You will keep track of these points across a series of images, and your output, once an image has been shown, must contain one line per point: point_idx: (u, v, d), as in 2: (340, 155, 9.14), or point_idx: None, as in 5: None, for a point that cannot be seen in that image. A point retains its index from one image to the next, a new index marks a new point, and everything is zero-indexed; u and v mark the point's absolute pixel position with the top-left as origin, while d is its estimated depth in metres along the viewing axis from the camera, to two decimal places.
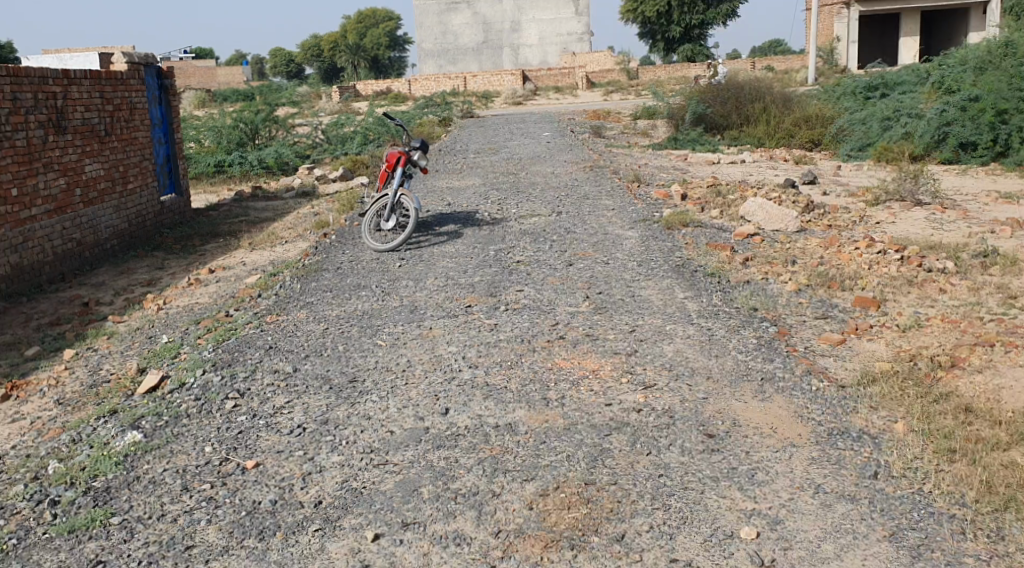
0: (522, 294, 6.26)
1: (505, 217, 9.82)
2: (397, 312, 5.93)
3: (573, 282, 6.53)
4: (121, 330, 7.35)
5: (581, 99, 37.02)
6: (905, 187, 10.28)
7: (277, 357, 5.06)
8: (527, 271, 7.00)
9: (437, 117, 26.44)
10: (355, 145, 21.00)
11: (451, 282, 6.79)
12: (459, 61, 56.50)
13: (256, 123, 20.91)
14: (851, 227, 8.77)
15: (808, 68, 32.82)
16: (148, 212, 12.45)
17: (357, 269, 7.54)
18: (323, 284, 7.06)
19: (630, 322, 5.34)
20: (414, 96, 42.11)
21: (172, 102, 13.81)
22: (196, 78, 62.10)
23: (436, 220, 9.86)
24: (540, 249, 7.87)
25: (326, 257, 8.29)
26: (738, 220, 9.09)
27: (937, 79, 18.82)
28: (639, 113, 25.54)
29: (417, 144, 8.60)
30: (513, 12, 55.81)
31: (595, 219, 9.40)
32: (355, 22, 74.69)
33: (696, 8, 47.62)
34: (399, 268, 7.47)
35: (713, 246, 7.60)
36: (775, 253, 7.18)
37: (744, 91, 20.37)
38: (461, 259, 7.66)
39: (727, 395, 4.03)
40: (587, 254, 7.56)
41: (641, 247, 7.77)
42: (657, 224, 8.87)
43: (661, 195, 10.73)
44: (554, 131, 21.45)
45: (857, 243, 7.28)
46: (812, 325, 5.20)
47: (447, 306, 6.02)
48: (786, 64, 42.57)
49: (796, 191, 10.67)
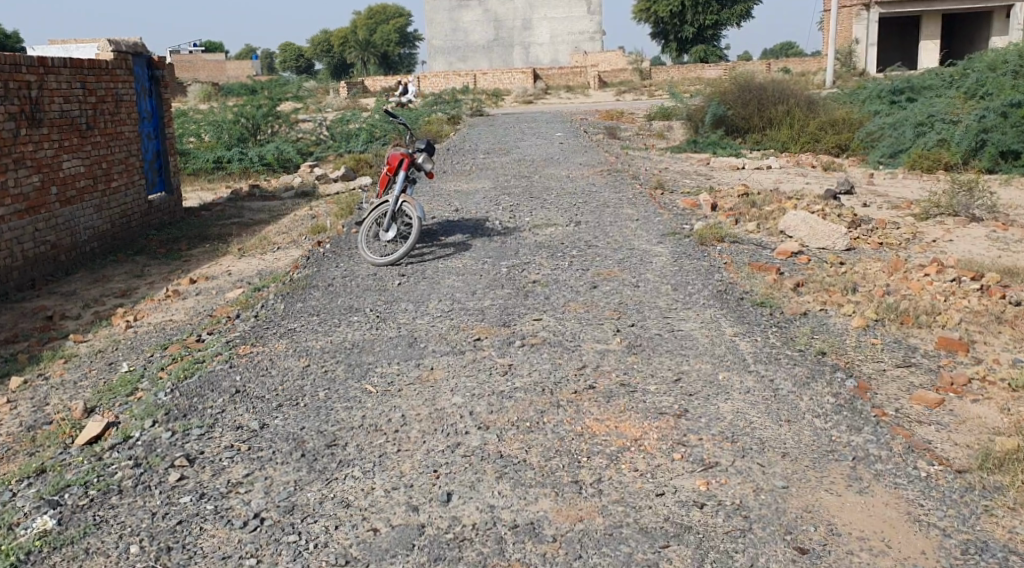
0: (539, 325, 5.34)
1: (518, 226, 8.93)
2: (393, 346, 5.01)
3: (599, 310, 5.62)
4: (82, 352, 6.46)
5: (592, 99, 36.13)
6: (959, 200, 9.31)
7: (245, 407, 4.17)
8: (545, 293, 6.11)
9: (446, 115, 25.61)
10: (359, 142, 20.13)
11: (456, 307, 5.86)
12: (469, 59, 55.67)
13: (257, 118, 20.03)
14: (905, 247, 7.86)
15: (827, 70, 31.82)
16: (134, 212, 11.59)
17: (350, 286, 6.65)
18: (311, 304, 6.17)
19: (672, 367, 4.44)
20: (423, 93, 41.32)
21: (164, 94, 12.92)
22: (203, 72, 62.07)
23: (442, 228, 8.95)
24: (558, 267, 6.96)
25: (318, 270, 7.40)
26: (777, 236, 8.19)
27: (974, 82, 17.79)
28: (654, 114, 24.62)
29: (422, 145, 7.70)
30: (524, 9, 54.93)
31: (617, 231, 8.50)
32: (365, 18, 73.93)
33: (710, 7, 46.57)
34: (398, 287, 6.58)
35: (756, 268, 6.70)
36: (830, 278, 6.26)
37: (767, 92, 19.39)
38: (468, 277, 6.74)
39: (813, 485, 3.11)
40: (614, 274, 6.65)
41: (673, 266, 6.86)
42: (688, 238, 7.96)
43: (688, 204, 9.83)
44: (567, 131, 20.53)
45: (923, 267, 6.33)
46: (894, 376, 4.28)
47: (452, 340, 5.09)
48: (803, 66, 41.49)
49: (836, 202, 9.75)
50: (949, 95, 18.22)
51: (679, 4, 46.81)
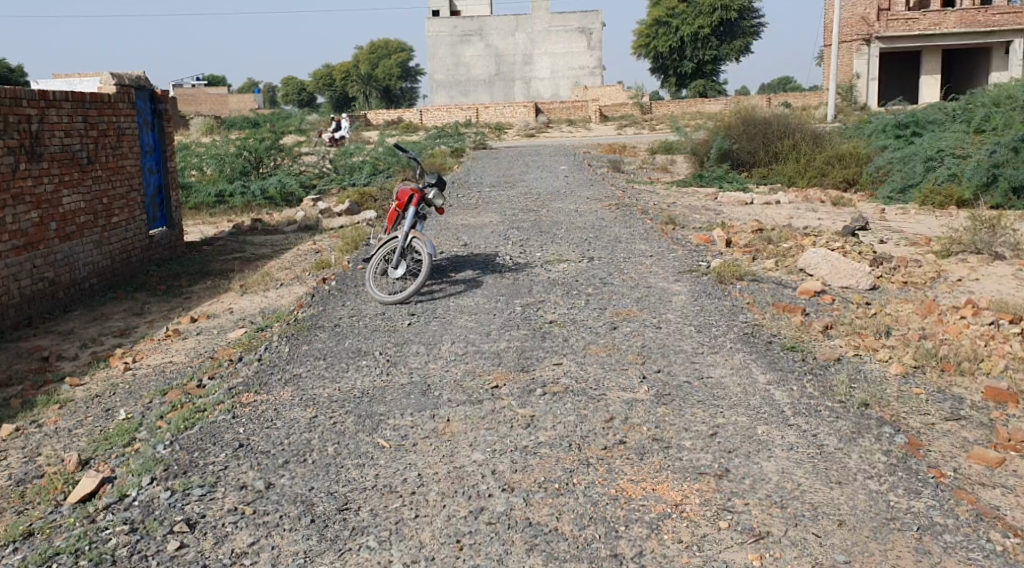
0: (560, 370, 5.06)
1: (530, 263, 8.69)
2: (405, 395, 4.72)
3: (622, 355, 5.34)
4: (78, 396, 6.17)
5: (593, 133, 36.16)
6: (981, 237, 9.07)
7: (249, 464, 3.89)
8: (563, 335, 5.84)
9: (450, 148, 25.54)
10: (363, 176, 19.97)
11: (471, 350, 5.58)
12: (471, 92, 55.92)
13: (260, 151, 19.89)
14: (930, 285, 7.61)
15: (829, 105, 31.85)
16: (134, 248, 11.35)
17: (358, 327, 6.38)
18: (317, 347, 5.90)
19: (705, 420, 4.16)
20: (425, 126, 41.38)
21: (166, 127, 12.75)
22: (206, 106, 62.56)
23: (451, 264, 8.70)
24: (574, 306, 6.70)
25: (324, 309, 7.13)
26: (797, 273, 7.95)
27: (982, 117, 17.67)
28: (657, 148, 24.52)
29: (432, 180, 7.48)
30: (525, 44, 55.34)
31: (632, 268, 8.25)
32: (367, 52, 74.48)
33: (710, 43, 46.87)
34: (408, 328, 6.31)
35: (781, 308, 6.44)
36: (861, 319, 5.99)
37: (773, 126, 19.28)
38: (481, 317, 6.47)
39: (877, 560, 2.83)
40: (633, 314, 6.38)
41: (694, 306, 6.60)
42: (706, 276, 7.70)
43: (702, 239, 9.60)
44: (572, 164, 20.39)
45: (957, 309, 6.07)
46: (945, 431, 4.00)
47: (468, 387, 4.80)
48: (804, 100, 41.59)
49: (854, 238, 9.52)
50: (956, 130, 18.09)
51: (679, 40, 47.18)
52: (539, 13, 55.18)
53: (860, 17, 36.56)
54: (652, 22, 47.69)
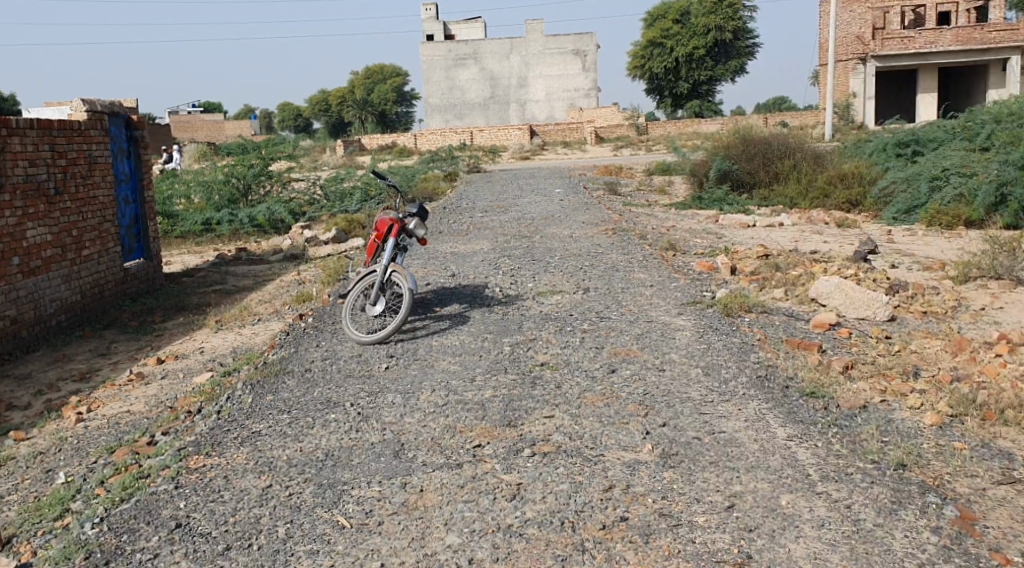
0: (551, 425, 4.49)
1: (521, 294, 8.14)
2: (375, 459, 4.16)
3: (621, 404, 4.77)
4: (20, 453, 5.57)
5: (589, 154, 35.72)
6: (1000, 261, 8.54)
7: (184, 550, 3.33)
8: (555, 380, 5.28)
9: (443, 172, 25.08)
10: (353, 201, 19.46)
11: (454, 400, 5.02)
12: (466, 116, 55.65)
13: (249, 178, 19.39)
14: (951, 315, 7.07)
15: (826, 124, 31.45)
16: (107, 281, 10.78)
17: (331, 372, 5.82)
18: (285, 398, 5.34)
19: (719, 488, 3.60)
20: (419, 150, 40.99)
21: (143, 155, 12.23)
22: (202, 132, 62.71)
23: (437, 297, 8.14)
24: (568, 345, 6.14)
25: (297, 351, 6.56)
26: (807, 304, 7.41)
27: (987, 134, 17.23)
28: (653, 169, 24.07)
29: (414, 209, 6.95)
30: (520, 67, 55.17)
31: (630, 300, 7.70)
32: (362, 77, 74.42)
33: (704, 64, 46.67)
34: (386, 372, 5.74)
35: (794, 345, 5.90)
36: (886, 359, 5.44)
37: (772, 146, 18.81)
38: (466, 359, 5.90)
39: None
40: (634, 353, 5.83)
41: (699, 343, 6.04)
42: (710, 309, 7.16)
43: (704, 267, 9.07)
44: (567, 187, 19.89)
45: (990, 344, 5.50)
46: (1000, 498, 3.44)
47: (447, 447, 4.24)
48: (800, 119, 41.25)
49: (864, 264, 9.00)
50: (960, 147, 17.63)
51: (674, 61, 47.02)
52: (533, 36, 55.05)
53: (856, 36, 36.28)
54: (645, 44, 47.55)
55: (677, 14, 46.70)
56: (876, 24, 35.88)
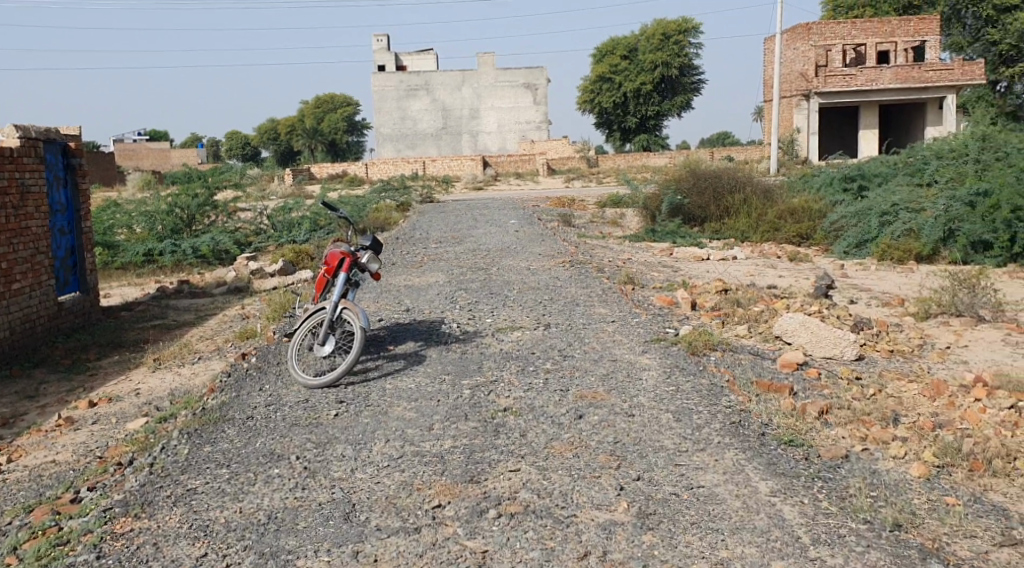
0: (517, 480, 4.14)
1: (479, 331, 7.79)
2: (323, 523, 3.77)
3: (590, 455, 4.44)
4: None
5: (541, 186, 35.73)
6: (961, 298, 8.51)
7: None
8: (519, 428, 4.93)
9: (394, 203, 24.71)
10: (302, 232, 18.96)
11: (411, 451, 4.64)
12: (418, 146, 55.41)
13: (194, 208, 18.76)
14: (918, 354, 6.95)
15: (772, 159, 31.96)
16: (39, 316, 10.13)
17: (277, 419, 5.39)
18: (225, 450, 4.90)
19: (705, 556, 3.30)
20: (370, 180, 40.60)
21: (80, 183, 11.62)
22: (148, 160, 61.43)
23: (391, 335, 7.74)
24: (531, 387, 5.79)
25: (239, 394, 6.10)
26: (773, 341, 7.21)
27: (934, 169, 17.57)
28: (605, 201, 24.06)
29: (366, 242, 6.58)
30: (472, 99, 55.27)
31: (593, 337, 7.43)
32: (313, 107, 73.82)
33: (652, 99, 47.31)
34: (335, 419, 5.34)
35: (766, 387, 5.66)
36: (862, 403, 5.23)
37: (724, 179, 18.88)
38: (423, 404, 5.52)
39: None
40: (601, 396, 5.51)
41: (669, 385, 5.76)
42: (675, 346, 6.90)
43: (665, 302, 8.84)
44: (521, 218, 19.68)
45: (967, 388, 5.33)
46: (1004, 563, 3.21)
47: (404, 509, 3.87)
48: (746, 153, 41.99)
49: (825, 299, 8.90)
50: (907, 182, 17.94)
51: (623, 95, 47.58)
52: (484, 69, 55.29)
53: (800, 73, 37.10)
54: (595, 78, 48.05)
55: (626, 49, 47.35)
56: (819, 62, 36.74)
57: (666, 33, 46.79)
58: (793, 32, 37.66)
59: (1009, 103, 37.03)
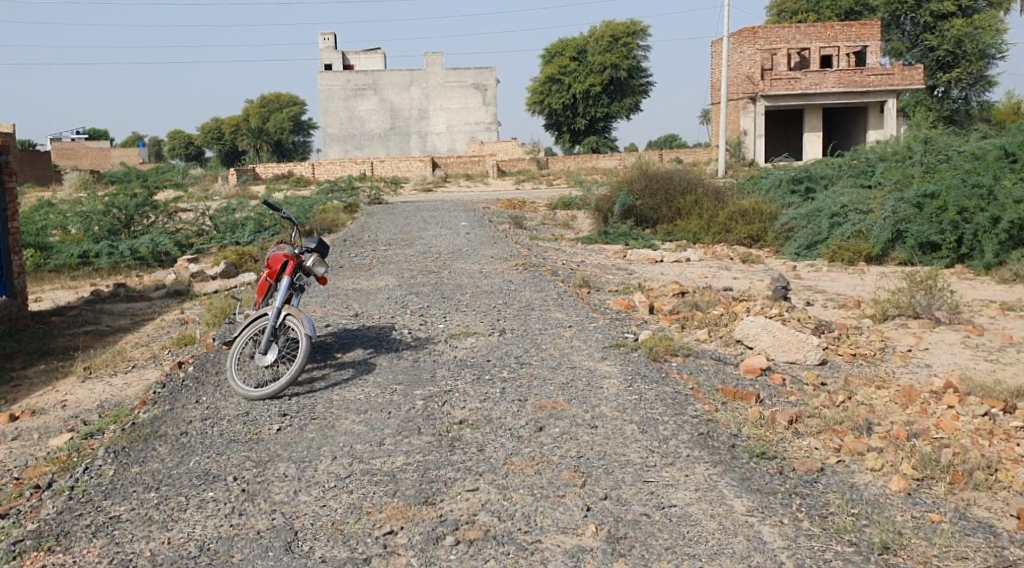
0: (475, 501, 3.84)
1: (431, 337, 7.46)
2: (262, 554, 3.42)
3: (553, 471, 4.15)
4: None
5: (492, 187, 35.45)
6: (917, 300, 8.49)
7: None
8: (476, 442, 4.61)
9: (342, 203, 24.18)
10: (246, 233, 18.35)
11: (359, 470, 4.29)
12: (366, 147, 54.63)
13: (132, 208, 18.00)
14: (881, 358, 6.85)
15: (720, 161, 32.18)
16: None
17: (214, 435, 4.99)
18: (154, 470, 4.47)
19: None
20: (317, 180, 39.83)
21: (5, 181, 10.94)
22: (86, 160, 59.48)
23: (338, 341, 7.35)
24: (488, 398, 5.47)
25: (173, 408, 5.66)
26: (734, 346, 7.02)
27: (881, 171, 17.78)
28: (556, 203, 23.87)
29: (312, 244, 6.19)
30: (421, 100, 54.72)
31: (551, 342, 7.15)
32: (258, 106, 72.38)
33: (601, 101, 47.38)
34: (276, 435, 4.95)
35: (731, 394, 5.44)
36: (832, 411, 5.04)
37: (676, 180, 18.82)
38: (373, 417, 5.17)
39: None
40: (561, 406, 5.23)
41: (632, 392, 5.50)
42: (635, 352, 6.64)
43: (622, 305, 8.62)
44: (471, 220, 19.35)
45: (938, 395, 5.20)
46: None
47: (353, 537, 3.54)
48: (694, 155, 42.29)
49: (783, 301, 8.79)
50: (855, 184, 18.13)
51: (572, 97, 47.55)
52: (432, 69, 54.77)
53: (746, 77, 37.49)
54: (544, 79, 47.94)
55: (575, 51, 47.32)
56: (764, 65, 37.17)
57: (615, 36, 47.00)
58: (740, 35, 38.03)
59: (947, 107, 37.88)
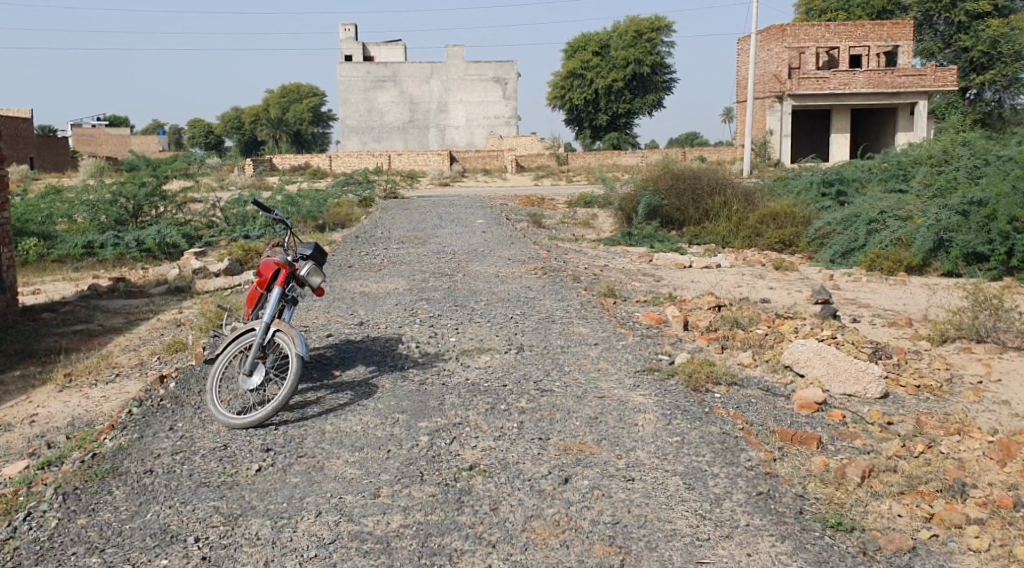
0: None
1: (441, 353, 6.69)
2: None
3: (582, 543, 3.39)
4: None
5: (509, 183, 34.68)
6: (981, 322, 7.63)
7: None
8: (487, 499, 3.82)
9: (356, 197, 23.47)
10: (256, 226, 17.65)
11: (345, 533, 3.53)
12: (384, 139, 53.85)
13: (139, 197, 17.32)
14: (950, 391, 6.01)
15: (745, 161, 31.22)
16: None
17: (180, 476, 4.24)
18: (103, 524, 3.73)
19: None
20: (333, 172, 39.16)
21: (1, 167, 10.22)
22: (107, 146, 59.39)
23: (338, 356, 6.61)
24: (503, 436, 4.71)
25: (142, 437, 4.91)
26: (782, 372, 6.22)
27: (921, 174, 16.82)
28: (577, 202, 23.07)
29: (308, 250, 5.44)
30: (440, 92, 53.97)
31: (575, 364, 6.35)
32: (277, 96, 71.95)
33: (623, 97, 46.37)
34: (252, 478, 4.19)
35: (790, 438, 4.63)
36: (913, 468, 4.23)
37: (702, 179, 17.95)
38: (368, 458, 4.41)
39: None
40: (590, 450, 4.46)
41: (674, 434, 4.69)
42: (672, 379, 5.84)
43: (653, 319, 7.81)
44: (489, 218, 18.56)
45: None
46: None
47: None
48: (717, 154, 41.28)
49: (829, 319, 7.96)
50: (891, 189, 17.20)
51: (593, 93, 46.62)
52: (452, 62, 54.03)
53: (773, 75, 36.41)
54: (566, 74, 47.05)
55: (597, 46, 46.53)
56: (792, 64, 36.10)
57: (638, 31, 46.20)
58: (767, 32, 36.78)
59: (979, 109, 36.70)
